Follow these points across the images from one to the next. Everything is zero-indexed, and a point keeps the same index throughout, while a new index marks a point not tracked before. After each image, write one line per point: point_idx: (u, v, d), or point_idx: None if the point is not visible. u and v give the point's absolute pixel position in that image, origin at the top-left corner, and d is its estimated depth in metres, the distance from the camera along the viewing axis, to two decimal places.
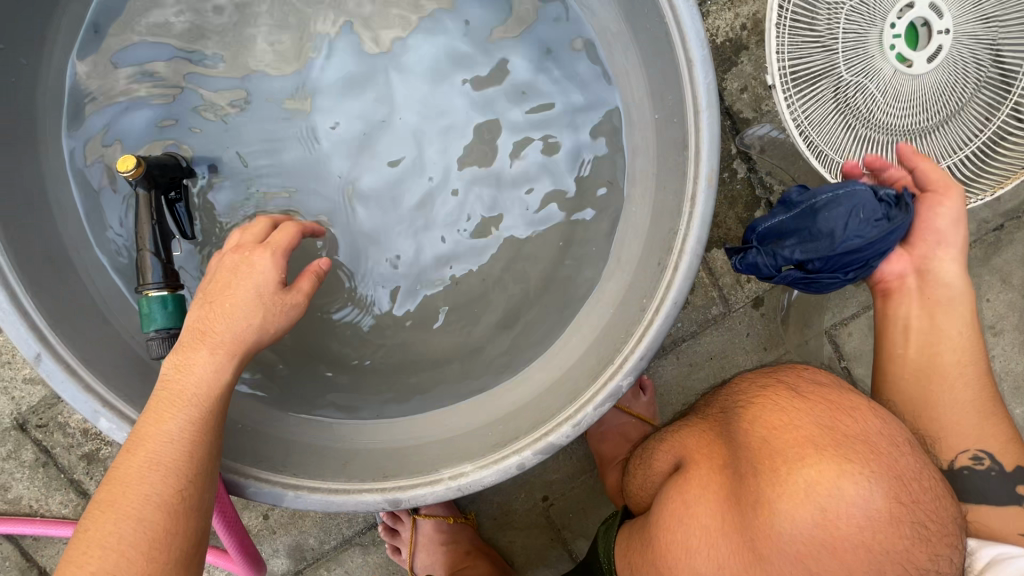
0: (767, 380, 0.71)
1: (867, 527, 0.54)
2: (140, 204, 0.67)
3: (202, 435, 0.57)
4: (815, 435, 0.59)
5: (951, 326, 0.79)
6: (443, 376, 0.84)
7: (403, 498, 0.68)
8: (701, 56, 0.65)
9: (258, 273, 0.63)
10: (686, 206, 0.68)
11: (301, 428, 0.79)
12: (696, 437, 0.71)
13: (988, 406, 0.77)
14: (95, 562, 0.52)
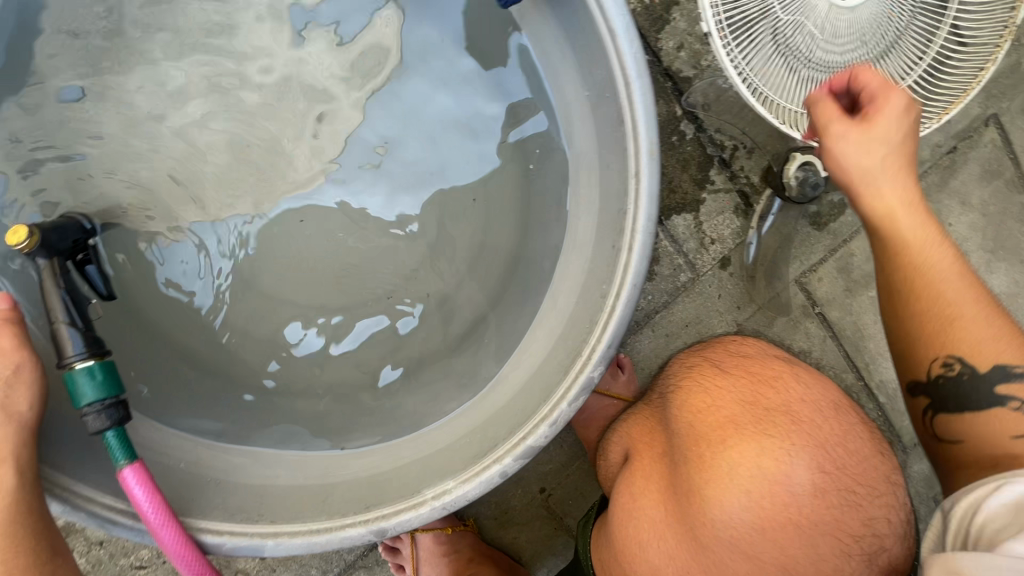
0: (695, 357, 0.72)
1: (795, 503, 0.55)
2: (44, 278, 0.60)
3: (15, 547, 0.56)
4: (735, 415, 0.59)
5: (928, 249, 0.68)
6: (415, 385, 0.84)
7: (388, 527, 0.66)
8: (625, 25, 0.61)
9: None
10: (631, 182, 0.65)
11: (275, 469, 0.75)
12: (638, 425, 0.71)
13: (979, 309, 0.67)
14: None
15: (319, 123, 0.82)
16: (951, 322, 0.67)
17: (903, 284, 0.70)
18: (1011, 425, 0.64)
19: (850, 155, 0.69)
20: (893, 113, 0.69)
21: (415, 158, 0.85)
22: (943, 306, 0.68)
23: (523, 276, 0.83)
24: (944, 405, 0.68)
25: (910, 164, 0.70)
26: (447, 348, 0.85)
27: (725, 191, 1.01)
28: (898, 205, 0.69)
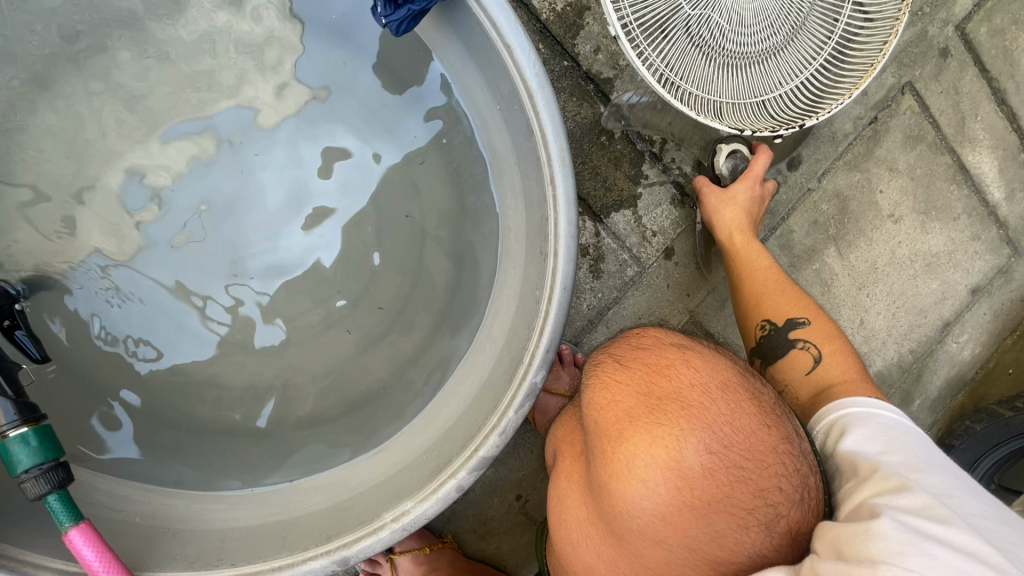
0: (605, 350, 0.76)
1: (687, 486, 0.59)
2: None
3: None
4: (630, 408, 0.64)
5: (746, 251, 0.94)
6: (370, 410, 0.84)
7: (350, 555, 0.66)
8: (520, 40, 0.62)
9: None
10: (549, 189, 0.67)
11: (238, 512, 0.76)
12: (567, 425, 0.76)
13: (778, 284, 0.90)
14: None
15: (251, 165, 0.82)
16: (759, 299, 0.90)
17: (741, 287, 0.93)
18: (804, 362, 0.83)
19: (713, 207, 0.96)
20: (745, 185, 0.96)
21: (348, 187, 0.85)
22: (754, 287, 0.91)
23: (466, 289, 0.84)
24: (764, 358, 0.88)
25: (750, 219, 0.96)
26: (399, 370, 0.85)
27: (659, 184, 1.03)
28: (732, 233, 0.95)
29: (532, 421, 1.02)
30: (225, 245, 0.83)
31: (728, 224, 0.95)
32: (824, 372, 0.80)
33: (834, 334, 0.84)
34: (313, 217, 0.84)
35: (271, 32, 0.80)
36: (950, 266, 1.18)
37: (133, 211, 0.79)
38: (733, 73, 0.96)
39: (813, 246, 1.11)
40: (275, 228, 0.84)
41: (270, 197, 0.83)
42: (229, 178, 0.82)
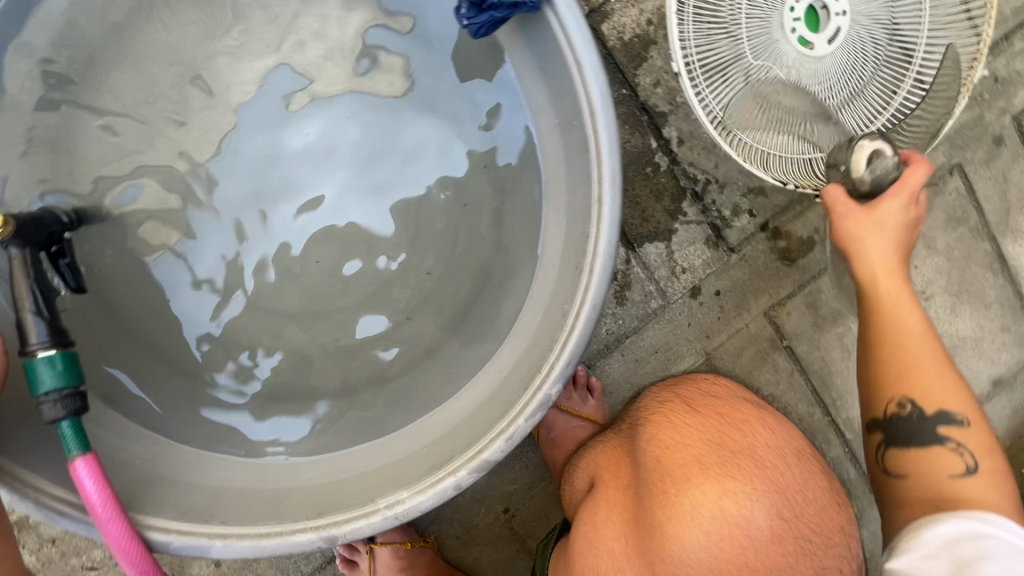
0: (668, 394, 0.82)
1: (752, 544, 0.62)
2: (14, 267, 0.62)
3: None
4: (703, 455, 0.68)
5: (906, 319, 0.77)
6: (377, 395, 0.85)
7: (339, 534, 0.67)
8: (591, 58, 0.64)
9: None
10: (594, 207, 0.68)
11: (232, 472, 0.76)
12: (609, 454, 0.78)
13: (942, 369, 0.75)
14: None
15: (325, 132, 0.86)
16: (902, 381, 0.76)
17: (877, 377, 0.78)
18: (947, 464, 0.72)
19: (857, 242, 0.81)
20: (897, 207, 0.79)
21: (399, 171, 0.87)
22: (893, 343, 0.77)
23: (492, 292, 0.85)
24: (895, 440, 0.75)
25: (900, 257, 0.81)
26: (412, 363, 0.86)
27: (697, 224, 1.03)
28: (875, 273, 0.80)
29: (535, 437, 1.02)
30: (274, 205, 0.86)
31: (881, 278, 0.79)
32: (972, 487, 0.69)
33: (987, 437, 0.73)
34: (371, 202, 0.87)
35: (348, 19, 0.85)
36: (975, 352, 1.16)
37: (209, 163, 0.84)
38: (788, 126, 0.96)
39: (839, 309, 1.09)
40: (337, 206, 0.87)
41: (340, 175, 0.86)
42: (304, 151, 0.86)
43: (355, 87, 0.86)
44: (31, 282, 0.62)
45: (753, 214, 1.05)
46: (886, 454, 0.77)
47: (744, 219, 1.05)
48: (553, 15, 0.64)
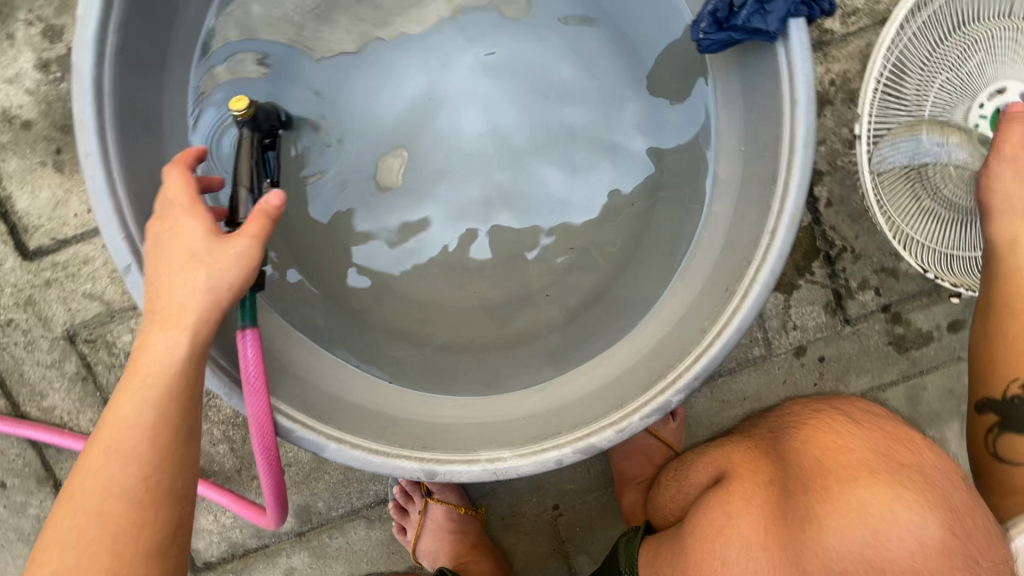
0: (821, 405, 0.77)
1: (919, 554, 0.58)
2: (242, 148, 0.68)
3: (160, 422, 0.57)
4: (870, 460, 0.64)
5: None
6: (497, 353, 0.86)
7: (439, 471, 0.70)
8: (806, 99, 0.66)
9: (182, 240, 0.60)
10: (765, 237, 0.69)
11: (346, 386, 0.80)
12: (742, 453, 0.76)
13: None
14: (79, 543, 0.54)
15: (509, 93, 0.87)
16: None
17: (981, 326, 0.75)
18: None
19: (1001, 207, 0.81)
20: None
21: (566, 147, 0.87)
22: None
23: (623, 292, 0.86)
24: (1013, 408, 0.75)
25: None
26: (526, 338, 0.87)
27: (821, 286, 1.03)
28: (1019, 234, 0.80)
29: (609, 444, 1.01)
30: (442, 144, 0.87)
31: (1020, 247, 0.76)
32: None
33: None
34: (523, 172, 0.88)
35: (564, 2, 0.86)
36: None
37: (373, 98, 0.85)
38: (937, 219, 0.96)
39: (938, 411, 1.06)
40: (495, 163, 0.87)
41: (505, 135, 0.87)
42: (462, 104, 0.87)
43: (552, 57, 0.86)
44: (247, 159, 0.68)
45: (879, 293, 1.04)
46: (1003, 435, 0.80)
47: (868, 295, 1.04)
48: (784, 51, 0.66)
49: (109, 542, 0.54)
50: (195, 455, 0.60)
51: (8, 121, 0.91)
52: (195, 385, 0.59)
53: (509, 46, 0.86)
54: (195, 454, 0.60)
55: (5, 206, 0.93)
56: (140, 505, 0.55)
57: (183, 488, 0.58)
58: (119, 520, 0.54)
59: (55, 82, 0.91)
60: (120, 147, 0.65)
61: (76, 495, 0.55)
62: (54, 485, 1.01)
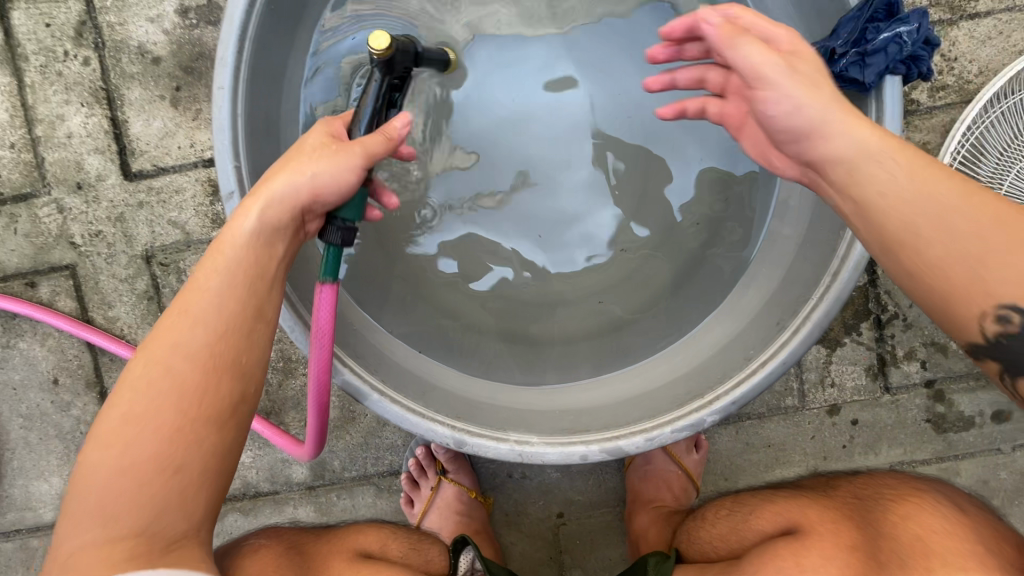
0: (918, 483, 0.72)
1: None
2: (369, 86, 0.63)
3: (238, 290, 0.58)
4: (981, 554, 0.58)
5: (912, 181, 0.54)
6: (550, 350, 0.90)
7: (468, 442, 0.73)
8: None
9: (307, 139, 0.64)
10: (826, 278, 0.70)
11: (394, 348, 0.84)
12: (818, 510, 0.70)
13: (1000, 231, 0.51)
14: (137, 396, 0.54)
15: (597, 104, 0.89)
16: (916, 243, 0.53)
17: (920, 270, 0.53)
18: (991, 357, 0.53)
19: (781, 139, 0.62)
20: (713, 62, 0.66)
21: (640, 164, 0.90)
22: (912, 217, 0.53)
23: (667, 312, 0.89)
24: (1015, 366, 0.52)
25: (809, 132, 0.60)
26: (569, 338, 0.90)
27: (866, 348, 1.03)
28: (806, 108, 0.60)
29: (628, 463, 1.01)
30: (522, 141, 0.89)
31: (866, 168, 0.55)
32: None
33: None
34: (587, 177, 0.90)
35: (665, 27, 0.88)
36: None
37: (459, 87, 0.88)
38: None
39: None
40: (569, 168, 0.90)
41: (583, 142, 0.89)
42: (554, 112, 0.89)
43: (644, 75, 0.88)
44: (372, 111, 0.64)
45: (924, 366, 1.03)
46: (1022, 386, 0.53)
47: (913, 366, 1.03)
48: (874, 104, 0.67)
49: (173, 400, 0.54)
50: (266, 334, 0.60)
51: (142, 55, 1.00)
52: (277, 266, 0.62)
53: (604, 58, 0.88)
54: (266, 331, 0.60)
55: (121, 129, 1.02)
56: (202, 369, 0.55)
57: (247, 364, 0.58)
58: (179, 382, 0.55)
59: (189, 28, 1.00)
60: (247, 87, 0.72)
61: (144, 354, 0.56)
62: (99, 391, 1.06)
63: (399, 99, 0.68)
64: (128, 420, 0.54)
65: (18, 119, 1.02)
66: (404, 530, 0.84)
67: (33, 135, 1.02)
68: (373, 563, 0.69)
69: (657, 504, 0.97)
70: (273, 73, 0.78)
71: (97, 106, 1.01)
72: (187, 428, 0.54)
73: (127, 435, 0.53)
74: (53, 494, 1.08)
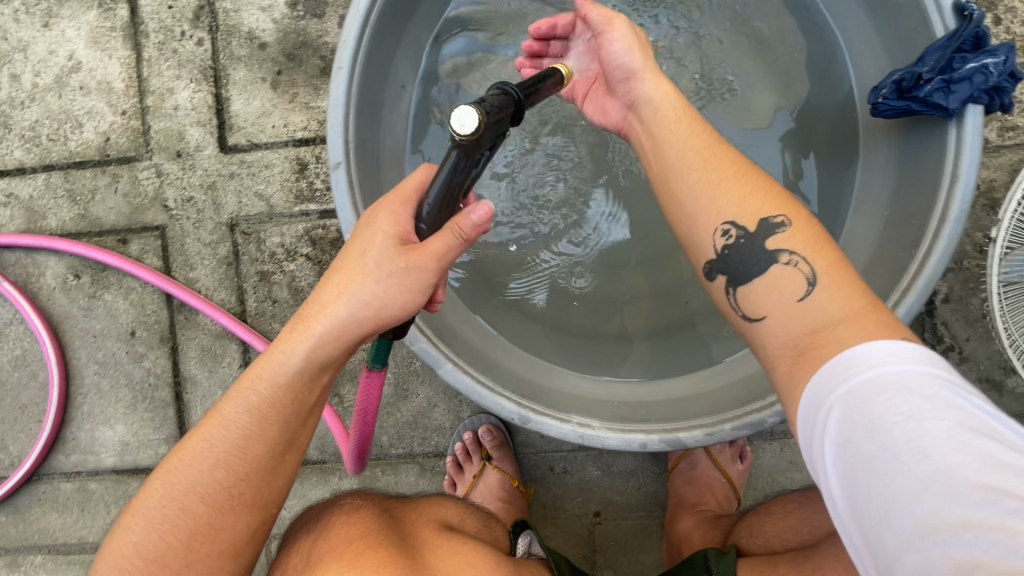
0: None
1: None
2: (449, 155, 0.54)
3: (259, 433, 0.61)
4: None
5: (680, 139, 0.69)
6: (610, 346, 0.92)
7: (532, 419, 0.76)
8: (967, 182, 0.70)
9: (374, 249, 0.62)
10: (896, 294, 0.72)
11: (465, 327, 0.88)
12: None
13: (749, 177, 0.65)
14: (157, 517, 0.60)
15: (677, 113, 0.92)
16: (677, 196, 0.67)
17: (678, 196, 0.67)
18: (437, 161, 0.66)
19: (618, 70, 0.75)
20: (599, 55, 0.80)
21: None
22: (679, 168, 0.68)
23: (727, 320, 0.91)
24: (736, 278, 0.63)
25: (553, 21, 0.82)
26: (629, 335, 0.93)
27: None
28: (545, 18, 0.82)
29: (673, 466, 1.05)
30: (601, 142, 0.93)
31: (661, 111, 0.71)
32: (819, 304, 0.57)
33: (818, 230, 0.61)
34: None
35: (750, 47, 0.92)
36: None
37: None
38: None
39: None
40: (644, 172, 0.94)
41: None
42: None
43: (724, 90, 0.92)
44: (446, 180, 0.56)
45: None
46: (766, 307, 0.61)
47: None
48: (955, 131, 0.70)
49: (187, 535, 0.59)
50: (291, 466, 0.64)
51: (250, 40, 1.09)
52: (313, 397, 0.63)
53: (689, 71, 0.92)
54: (294, 460, 0.63)
55: (223, 105, 1.10)
56: (219, 511, 0.60)
57: (267, 502, 0.62)
58: (197, 521, 0.59)
59: (296, 19, 1.08)
60: (362, 69, 0.78)
61: (167, 476, 0.61)
62: (171, 347, 1.13)
63: (488, 159, 0.57)
64: (147, 543, 0.60)
65: (132, 89, 1.11)
66: (477, 506, 0.87)
67: (144, 105, 1.11)
68: (457, 536, 0.71)
69: (700, 507, 0.99)
70: (382, 61, 0.85)
71: (204, 82, 1.10)
72: (199, 562, 0.59)
73: (149, 551, 0.59)
74: (116, 440, 1.14)
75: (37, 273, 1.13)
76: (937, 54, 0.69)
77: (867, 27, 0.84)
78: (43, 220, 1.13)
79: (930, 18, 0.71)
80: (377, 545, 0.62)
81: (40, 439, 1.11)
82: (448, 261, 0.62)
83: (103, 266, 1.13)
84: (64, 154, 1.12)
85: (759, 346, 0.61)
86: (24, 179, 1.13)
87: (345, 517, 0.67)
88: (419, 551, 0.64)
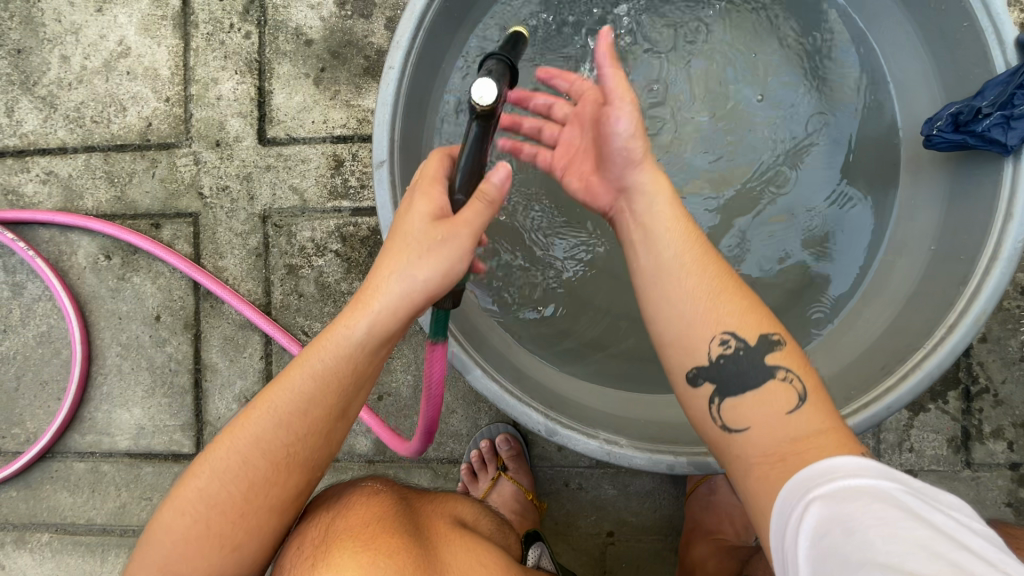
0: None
1: None
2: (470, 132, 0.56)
3: (317, 400, 0.61)
4: None
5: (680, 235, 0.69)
6: (637, 365, 0.92)
7: (559, 432, 0.74)
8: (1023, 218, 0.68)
9: (416, 223, 0.61)
10: (941, 330, 0.70)
11: (494, 335, 0.88)
12: None
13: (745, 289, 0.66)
14: (217, 469, 0.61)
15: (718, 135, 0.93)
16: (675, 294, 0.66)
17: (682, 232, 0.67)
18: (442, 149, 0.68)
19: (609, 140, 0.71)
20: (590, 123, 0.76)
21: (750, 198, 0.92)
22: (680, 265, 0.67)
23: None
24: (725, 388, 0.62)
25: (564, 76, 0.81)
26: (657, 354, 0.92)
27: (951, 418, 1.00)
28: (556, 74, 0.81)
29: (691, 490, 1.02)
30: None
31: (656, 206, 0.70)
32: (804, 420, 0.58)
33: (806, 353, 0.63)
34: (698, 200, 0.93)
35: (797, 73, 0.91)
36: None
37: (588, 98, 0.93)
38: None
39: None
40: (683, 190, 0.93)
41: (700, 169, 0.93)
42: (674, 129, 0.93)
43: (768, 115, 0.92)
44: (472, 156, 0.58)
45: (1012, 447, 1.00)
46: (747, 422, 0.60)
47: (999, 445, 1.00)
48: (1012, 167, 0.69)
49: (246, 491, 0.60)
50: (342, 432, 0.64)
51: (297, 36, 1.10)
52: (370, 370, 0.63)
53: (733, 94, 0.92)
54: (344, 430, 0.64)
55: (265, 98, 1.11)
56: (277, 467, 0.61)
57: (317, 464, 0.63)
58: (255, 474, 0.60)
59: (343, 18, 1.10)
60: (411, 70, 0.78)
61: (229, 433, 0.62)
62: (194, 333, 1.13)
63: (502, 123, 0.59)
64: (208, 490, 0.60)
65: (177, 77, 1.13)
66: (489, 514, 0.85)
67: (187, 93, 1.13)
68: (471, 534, 0.70)
69: (717, 536, 0.97)
70: (431, 64, 0.85)
71: (248, 75, 1.11)
72: (253, 519, 0.60)
73: (206, 503, 0.60)
74: (132, 424, 1.14)
75: (69, 251, 1.14)
76: (997, 88, 0.69)
77: (922, 58, 0.83)
78: (80, 200, 1.14)
79: (991, 53, 0.70)
80: (393, 530, 0.61)
81: (57, 417, 1.11)
82: (483, 227, 0.61)
83: (134, 249, 1.14)
84: (106, 136, 1.14)
85: (735, 458, 0.60)
86: (64, 158, 1.15)
87: (364, 498, 0.66)
88: (433, 542, 0.63)
